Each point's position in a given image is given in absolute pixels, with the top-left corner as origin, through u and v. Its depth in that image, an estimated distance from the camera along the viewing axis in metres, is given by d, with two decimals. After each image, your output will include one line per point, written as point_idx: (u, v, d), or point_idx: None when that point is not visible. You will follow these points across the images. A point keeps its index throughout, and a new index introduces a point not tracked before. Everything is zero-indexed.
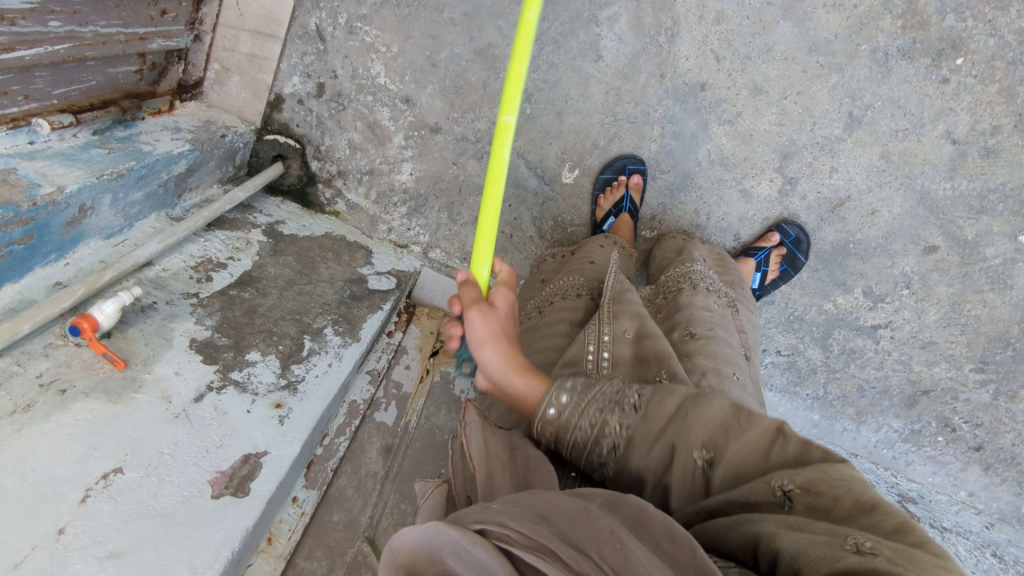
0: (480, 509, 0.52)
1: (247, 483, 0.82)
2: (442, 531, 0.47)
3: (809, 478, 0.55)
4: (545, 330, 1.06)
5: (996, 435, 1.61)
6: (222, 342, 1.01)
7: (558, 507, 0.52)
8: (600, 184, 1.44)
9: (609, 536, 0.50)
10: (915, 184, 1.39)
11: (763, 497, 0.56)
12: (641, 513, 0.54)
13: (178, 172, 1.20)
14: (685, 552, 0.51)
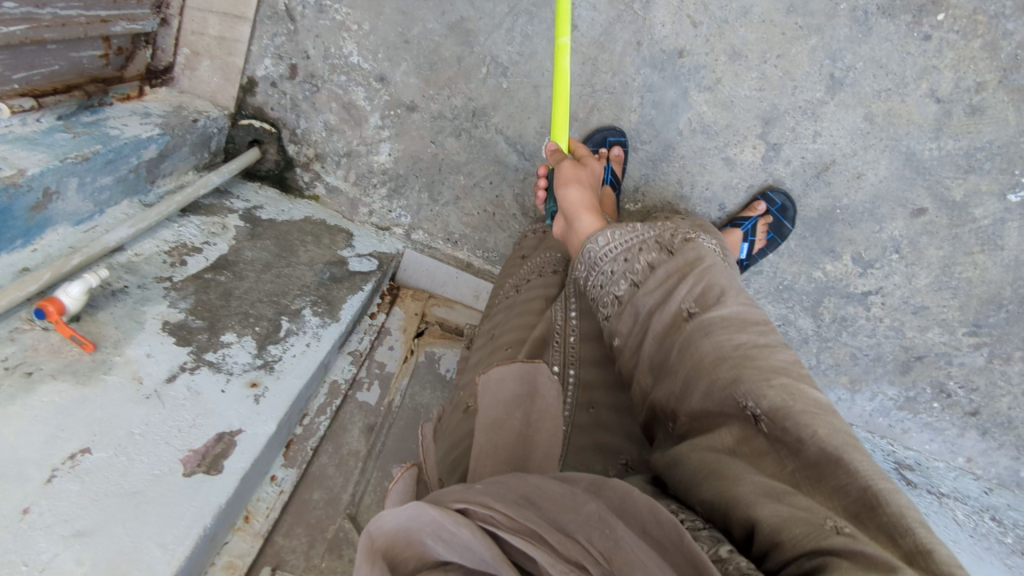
0: (463, 491, 0.52)
1: (221, 461, 0.80)
2: (423, 511, 0.48)
3: (775, 404, 0.57)
4: (520, 309, 1.04)
5: (992, 399, 1.59)
6: (196, 324, 0.99)
7: (542, 491, 0.51)
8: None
9: (598, 522, 0.48)
10: (901, 146, 1.37)
11: (731, 411, 0.60)
12: (629, 499, 0.52)
13: (149, 157, 1.18)
14: (672, 535, 0.49)
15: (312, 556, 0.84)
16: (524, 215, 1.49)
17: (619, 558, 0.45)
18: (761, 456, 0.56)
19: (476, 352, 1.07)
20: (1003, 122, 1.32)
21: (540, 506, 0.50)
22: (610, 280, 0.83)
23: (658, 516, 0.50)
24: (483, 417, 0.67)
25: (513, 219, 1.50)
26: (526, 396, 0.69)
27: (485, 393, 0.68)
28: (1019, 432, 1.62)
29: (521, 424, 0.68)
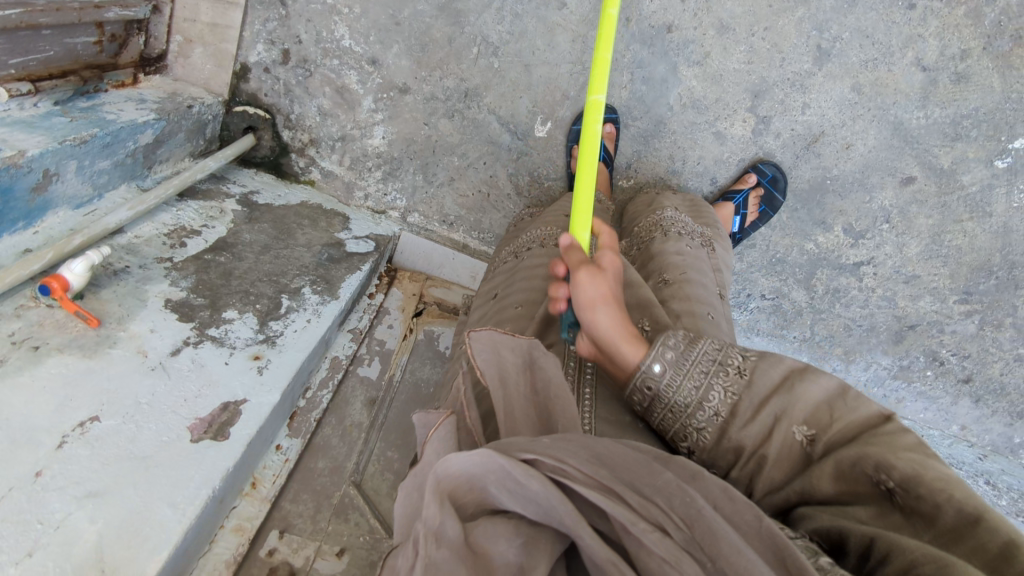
0: (534, 444, 0.55)
1: (227, 428, 0.81)
2: (495, 459, 0.52)
3: (905, 473, 0.55)
4: (525, 273, 1.06)
5: (984, 366, 1.62)
6: (198, 301, 1.00)
7: (617, 454, 0.56)
8: (572, 135, 1.44)
9: (674, 489, 0.54)
10: (889, 115, 1.39)
11: (865, 489, 0.58)
12: (697, 472, 0.57)
13: (145, 142, 1.19)
14: (747, 516, 0.54)
15: (319, 520, 0.85)
16: (518, 194, 1.51)
17: (698, 526, 0.51)
18: (890, 515, 0.55)
19: (478, 311, 1.09)
20: (988, 89, 1.35)
21: (613, 470, 0.55)
22: (690, 403, 0.74)
23: (729, 495, 0.55)
24: (493, 380, 0.68)
25: (507, 198, 1.51)
26: (526, 363, 0.72)
27: (484, 359, 0.69)
28: (1011, 398, 1.64)
29: (526, 387, 0.71)
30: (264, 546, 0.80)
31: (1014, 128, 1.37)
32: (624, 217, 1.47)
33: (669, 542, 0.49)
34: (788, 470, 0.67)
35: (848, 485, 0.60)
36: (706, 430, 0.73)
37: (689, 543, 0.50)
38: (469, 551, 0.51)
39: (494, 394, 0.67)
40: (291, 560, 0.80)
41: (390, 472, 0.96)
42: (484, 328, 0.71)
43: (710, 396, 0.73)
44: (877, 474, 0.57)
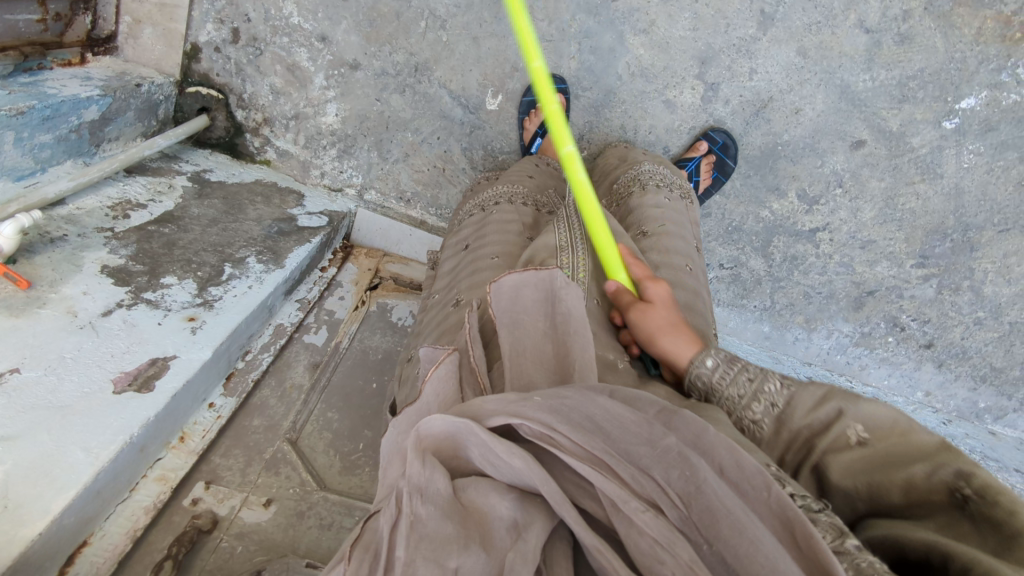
0: (527, 405, 0.54)
1: (152, 381, 0.81)
2: (477, 433, 0.52)
3: (988, 484, 0.51)
4: (497, 226, 1.08)
5: (945, 330, 1.62)
6: (136, 268, 1.01)
7: (613, 418, 0.54)
8: (525, 106, 1.44)
9: (675, 460, 0.52)
10: (836, 78, 1.40)
11: (939, 502, 0.54)
12: (704, 432, 0.54)
13: (90, 118, 1.20)
14: (756, 481, 0.52)
15: (248, 473, 0.85)
16: (473, 168, 1.52)
17: (696, 504, 0.49)
18: (967, 537, 0.50)
19: (451, 262, 1.11)
20: (932, 49, 1.36)
21: (610, 438, 0.54)
22: (745, 390, 0.73)
23: (739, 462, 0.52)
24: (503, 326, 0.71)
25: (463, 173, 1.52)
26: (547, 301, 0.73)
27: (499, 304, 0.72)
28: (973, 362, 1.64)
29: (546, 323, 0.72)
30: (189, 496, 0.80)
31: (960, 89, 1.39)
32: (591, 177, 1.46)
33: (661, 521, 0.49)
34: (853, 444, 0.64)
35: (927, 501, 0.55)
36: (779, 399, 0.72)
37: (683, 521, 0.50)
38: (457, 509, 0.52)
39: (501, 335, 0.70)
40: (216, 509, 0.80)
41: (328, 430, 0.97)
42: (506, 274, 0.73)
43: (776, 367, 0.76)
44: (955, 480, 0.53)
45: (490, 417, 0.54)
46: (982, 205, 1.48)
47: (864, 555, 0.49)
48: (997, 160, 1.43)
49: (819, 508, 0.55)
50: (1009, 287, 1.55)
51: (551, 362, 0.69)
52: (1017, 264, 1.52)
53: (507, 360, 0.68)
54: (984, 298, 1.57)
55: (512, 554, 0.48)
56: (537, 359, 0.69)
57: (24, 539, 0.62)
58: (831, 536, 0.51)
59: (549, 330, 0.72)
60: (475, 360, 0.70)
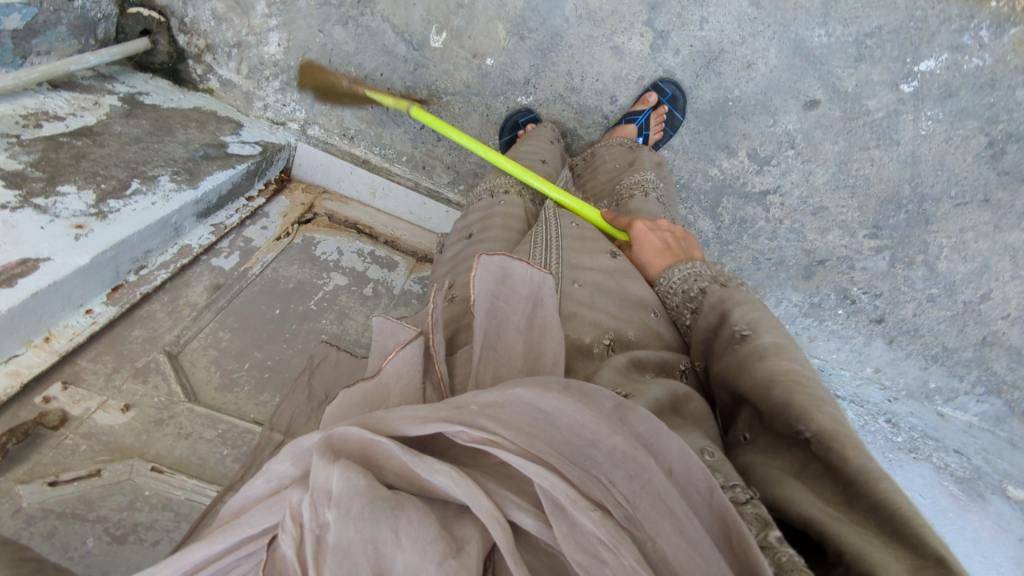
0: (460, 412, 0.42)
1: (17, 279, 0.80)
2: (395, 449, 0.39)
3: (825, 426, 0.52)
4: (500, 217, 0.97)
5: (896, 306, 1.56)
6: (34, 175, 0.99)
7: (563, 418, 0.42)
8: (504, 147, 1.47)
9: (625, 460, 0.40)
10: (790, 32, 1.36)
11: (789, 435, 0.55)
12: (658, 428, 0.44)
13: (12, 26, 1.18)
14: (699, 485, 0.43)
15: (113, 379, 0.86)
16: (417, 109, 1.49)
17: (644, 503, 0.39)
18: (807, 468, 0.53)
19: (450, 250, 0.97)
20: (891, 6, 1.32)
21: (551, 441, 0.41)
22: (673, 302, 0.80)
23: (686, 459, 0.43)
24: (482, 311, 0.61)
25: (406, 112, 1.50)
26: (527, 302, 0.62)
27: (482, 287, 0.61)
28: (925, 340, 1.57)
29: (523, 320, 0.62)
30: (42, 395, 0.80)
31: (919, 50, 1.34)
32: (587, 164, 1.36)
33: (609, 522, 0.37)
34: (732, 371, 0.65)
35: (779, 421, 0.57)
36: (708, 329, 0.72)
37: (629, 523, 0.39)
38: (386, 510, 0.38)
39: (477, 322, 0.60)
40: (68, 409, 0.81)
41: (214, 348, 0.98)
42: (496, 252, 0.62)
43: (692, 296, 0.77)
44: (797, 421, 0.54)
45: (413, 423, 0.41)
46: (939, 176, 1.42)
47: (786, 550, 0.42)
48: (955, 129, 1.38)
49: (748, 498, 0.47)
50: (964, 265, 1.47)
51: (519, 364, 0.60)
52: (974, 241, 1.45)
53: (477, 351, 0.59)
54: (939, 275, 1.50)
55: (454, 562, 0.36)
56: (505, 356, 0.60)
57: None
58: (755, 529, 0.44)
59: (525, 329, 0.62)
60: (435, 348, 0.57)
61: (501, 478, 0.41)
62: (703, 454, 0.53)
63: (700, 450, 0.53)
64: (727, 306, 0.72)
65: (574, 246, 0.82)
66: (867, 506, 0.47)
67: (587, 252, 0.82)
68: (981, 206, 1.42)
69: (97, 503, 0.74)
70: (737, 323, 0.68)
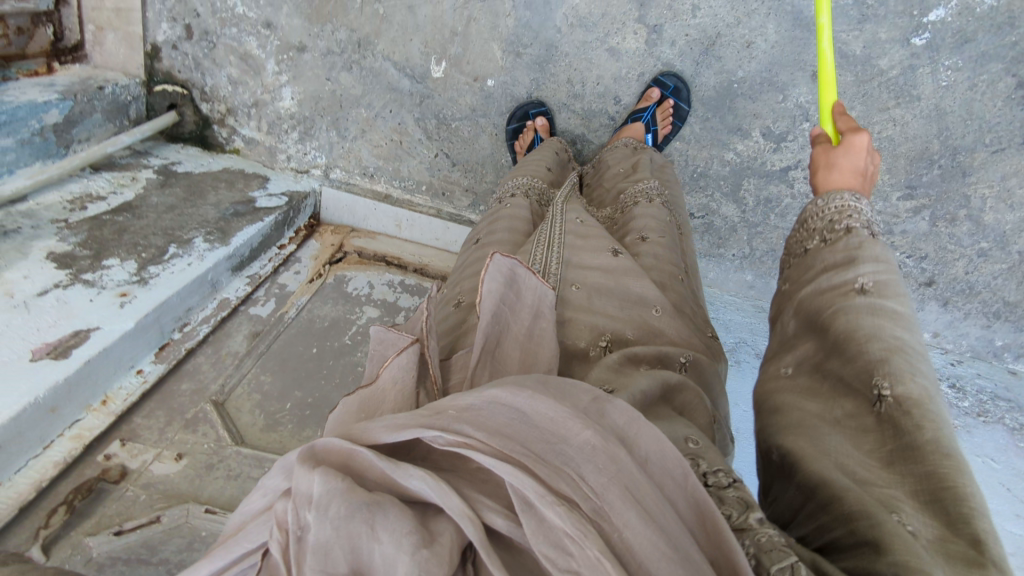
0: (438, 419, 0.44)
1: (70, 350, 0.88)
2: (373, 456, 0.41)
3: (911, 394, 0.53)
4: (506, 220, 0.98)
5: (946, 266, 1.49)
6: (82, 253, 1.08)
7: (539, 417, 0.43)
8: (511, 134, 1.49)
9: (597, 452, 0.42)
10: (785, 5, 1.33)
11: (861, 383, 0.56)
12: (636, 421, 0.46)
13: (53, 121, 1.30)
14: (675, 469, 0.45)
15: (166, 431, 0.93)
16: (428, 138, 1.54)
17: (613, 494, 0.40)
18: (862, 420, 0.55)
19: (460, 258, 0.99)
20: None
21: (527, 440, 0.43)
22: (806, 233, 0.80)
23: (662, 447, 0.45)
24: (487, 313, 0.61)
25: (419, 143, 1.54)
26: (532, 312, 0.65)
27: (492, 286, 0.62)
28: (983, 297, 1.49)
29: (524, 330, 0.64)
30: (104, 452, 0.88)
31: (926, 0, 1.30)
32: (594, 176, 1.35)
33: (575, 515, 0.38)
34: (826, 309, 0.65)
35: (850, 370, 0.58)
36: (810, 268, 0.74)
37: (598, 514, 0.39)
38: (360, 510, 0.39)
39: (482, 320, 0.61)
40: (127, 463, 0.88)
41: (257, 392, 1.03)
42: (508, 254, 0.64)
43: (833, 228, 0.75)
44: (879, 377, 0.55)
45: (391, 431, 0.43)
46: (969, 125, 1.36)
47: (764, 531, 0.45)
48: (979, 75, 1.32)
49: (730, 482, 0.50)
50: (1012, 213, 1.40)
51: (514, 368, 0.62)
52: (1018, 187, 1.38)
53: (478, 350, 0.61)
54: (986, 227, 1.43)
55: (425, 551, 0.38)
56: (503, 362, 0.62)
57: None
58: (735, 512, 0.47)
59: (524, 335, 0.64)
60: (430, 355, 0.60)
61: (477, 482, 0.43)
62: (688, 442, 0.55)
63: (685, 438, 0.56)
64: (859, 252, 0.69)
65: (577, 243, 0.84)
66: (913, 471, 0.48)
67: (587, 253, 0.82)
68: (1021, 148, 1.35)
69: (159, 547, 0.80)
70: (864, 273, 0.66)
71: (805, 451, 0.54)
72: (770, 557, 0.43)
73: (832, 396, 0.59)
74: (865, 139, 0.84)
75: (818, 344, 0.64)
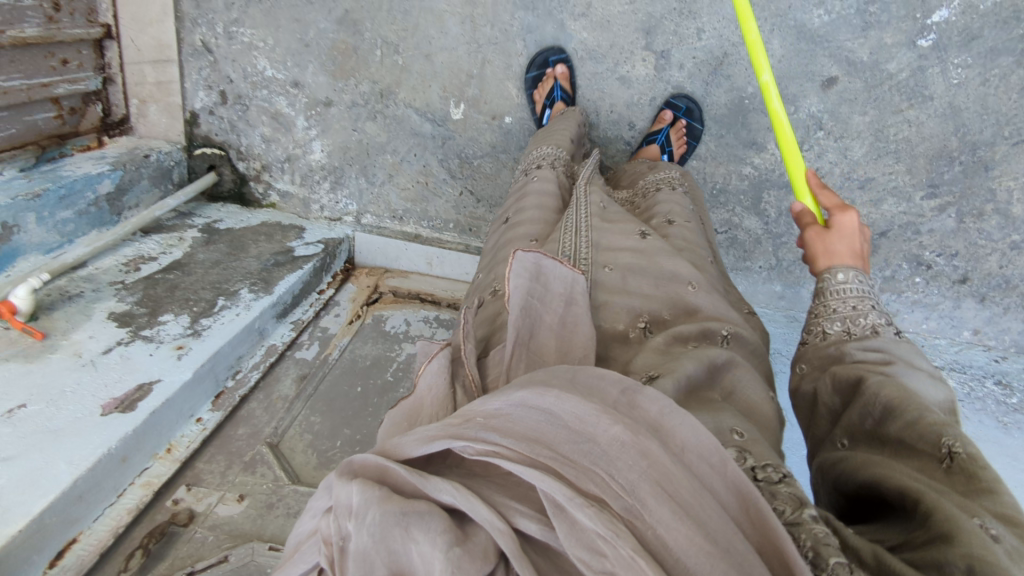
0: (467, 426, 0.46)
1: (136, 402, 0.95)
2: (403, 471, 0.45)
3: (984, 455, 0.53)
4: (536, 198, 1.01)
5: (978, 262, 1.48)
6: (140, 311, 1.16)
7: (564, 419, 0.46)
8: (529, 83, 1.48)
9: (625, 450, 0.44)
10: (788, 19, 1.39)
11: (927, 443, 0.56)
12: (667, 414, 0.48)
13: (105, 191, 1.39)
14: (714, 458, 0.47)
15: (227, 474, 0.98)
16: (453, 177, 1.60)
17: (643, 492, 0.42)
18: (929, 470, 0.54)
19: (492, 238, 1.02)
20: None
21: (554, 443, 0.44)
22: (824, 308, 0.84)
23: (698, 433, 0.47)
24: (517, 307, 0.65)
25: (444, 183, 1.61)
26: (563, 302, 0.69)
27: (518, 282, 0.66)
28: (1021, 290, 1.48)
29: (557, 320, 0.68)
30: (172, 497, 0.93)
31: (927, 3, 1.33)
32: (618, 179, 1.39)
33: (605, 515, 0.40)
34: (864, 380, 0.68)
35: (911, 432, 0.58)
36: (828, 336, 0.81)
37: (630, 513, 0.41)
38: (394, 517, 0.42)
39: (512, 317, 0.64)
40: (193, 507, 0.93)
41: (308, 433, 1.08)
42: (530, 249, 0.68)
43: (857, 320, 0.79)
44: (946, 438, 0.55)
45: (421, 444, 0.46)
46: (985, 119, 1.37)
47: (818, 527, 0.47)
48: (989, 70, 1.34)
49: (780, 476, 0.52)
50: None
51: (552, 358, 0.65)
52: None
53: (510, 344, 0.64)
54: (1016, 220, 1.43)
55: (460, 550, 0.40)
56: (538, 354, 0.65)
57: (6, 536, 0.73)
58: (790, 508, 0.49)
59: (558, 326, 0.67)
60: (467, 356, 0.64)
61: (510, 487, 0.45)
62: (734, 434, 0.56)
63: (730, 430, 0.57)
64: (890, 351, 0.74)
65: (607, 230, 0.87)
66: (986, 505, 0.49)
67: (616, 238, 0.86)
68: None
69: None
70: (896, 369, 0.70)
71: (883, 470, 0.56)
72: (828, 549, 0.45)
73: (891, 457, 0.59)
74: (854, 221, 0.84)
75: (867, 411, 0.65)
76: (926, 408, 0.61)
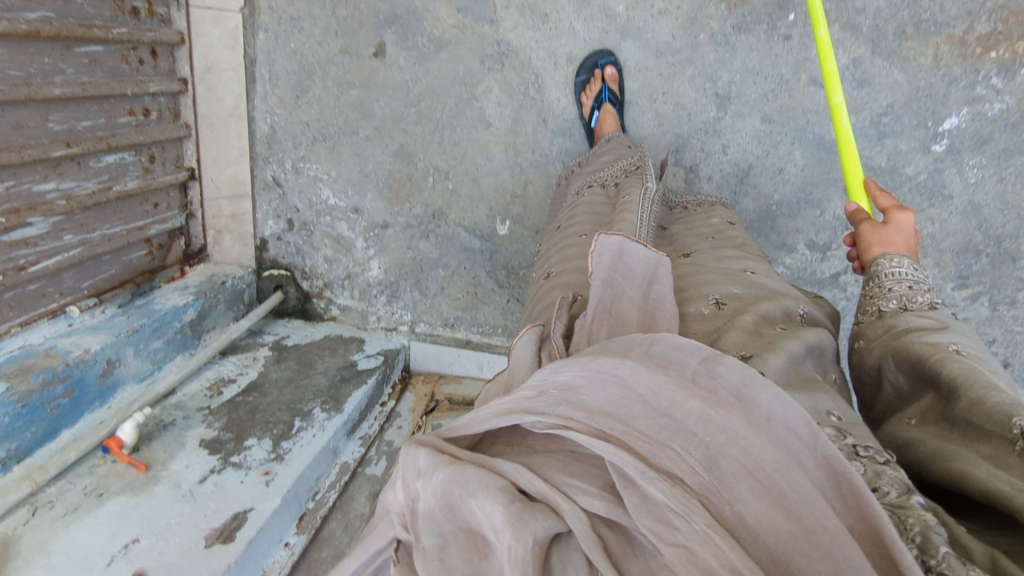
0: (543, 400, 0.52)
1: (234, 532, 1.05)
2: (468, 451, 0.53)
3: None
4: (585, 204, 1.15)
5: (1016, 348, 1.55)
6: (226, 437, 1.26)
7: (638, 392, 0.49)
8: (579, 86, 1.50)
9: (699, 421, 0.46)
10: (807, 134, 1.48)
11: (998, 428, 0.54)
12: (750, 381, 0.48)
13: (190, 319, 1.53)
14: (804, 431, 0.46)
15: None
16: (500, 286, 1.71)
17: (719, 465, 0.45)
18: (1002, 457, 0.52)
19: (547, 242, 1.17)
20: (894, 86, 1.41)
21: (629, 419, 0.48)
22: (879, 290, 0.81)
23: (784, 404, 0.46)
24: (599, 281, 0.74)
25: (492, 292, 1.72)
26: (645, 278, 0.76)
27: (600, 261, 0.75)
28: None
29: (638, 295, 0.75)
30: None
31: (937, 113, 1.41)
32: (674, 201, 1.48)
33: (676, 491, 0.44)
34: (925, 358, 0.66)
35: (976, 413, 0.56)
36: (883, 313, 0.78)
37: (704, 487, 0.44)
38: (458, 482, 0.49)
39: (593, 291, 0.73)
40: None
41: None
42: (614, 232, 0.75)
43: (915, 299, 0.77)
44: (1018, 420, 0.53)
45: (502, 418, 0.53)
46: (1007, 215, 1.45)
47: (916, 512, 0.47)
48: (1005, 169, 1.42)
49: (886, 460, 0.53)
50: None
51: (634, 326, 0.72)
52: None
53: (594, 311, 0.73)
54: None
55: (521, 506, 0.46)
56: (620, 320, 0.73)
57: None
58: (897, 492, 0.50)
59: (640, 300, 0.74)
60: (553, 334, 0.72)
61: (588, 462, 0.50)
62: (831, 416, 0.58)
63: (827, 412, 0.58)
64: (950, 327, 0.71)
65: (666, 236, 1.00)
66: None
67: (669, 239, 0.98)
68: None
69: None
70: (954, 342, 0.67)
71: (960, 466, 0.53)
72: (938, 536, 0.45)
73: (962, 440, 0.56)
74: (911, 219, 0.87)
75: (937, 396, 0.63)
76: (995, 387, 0.58)
